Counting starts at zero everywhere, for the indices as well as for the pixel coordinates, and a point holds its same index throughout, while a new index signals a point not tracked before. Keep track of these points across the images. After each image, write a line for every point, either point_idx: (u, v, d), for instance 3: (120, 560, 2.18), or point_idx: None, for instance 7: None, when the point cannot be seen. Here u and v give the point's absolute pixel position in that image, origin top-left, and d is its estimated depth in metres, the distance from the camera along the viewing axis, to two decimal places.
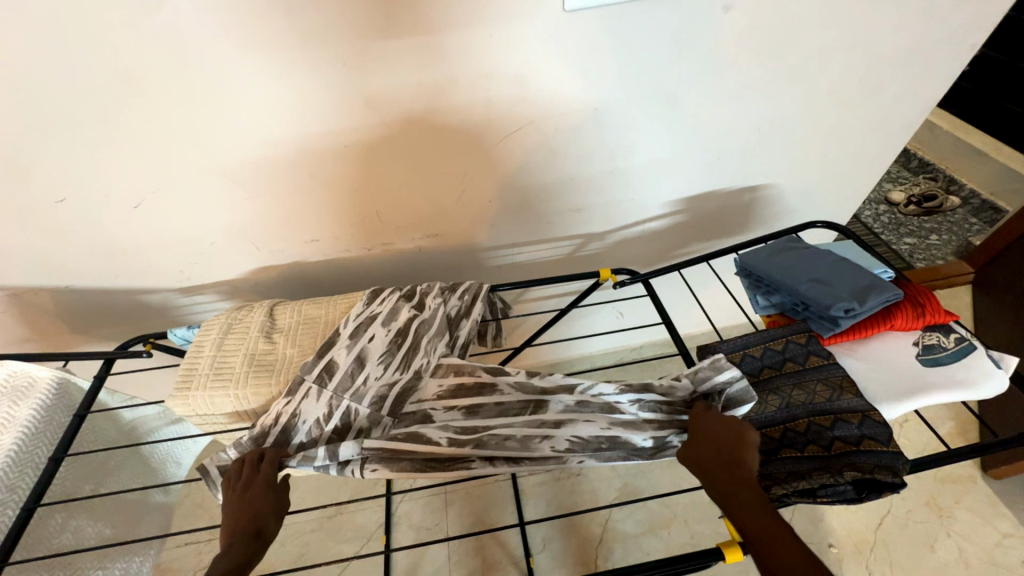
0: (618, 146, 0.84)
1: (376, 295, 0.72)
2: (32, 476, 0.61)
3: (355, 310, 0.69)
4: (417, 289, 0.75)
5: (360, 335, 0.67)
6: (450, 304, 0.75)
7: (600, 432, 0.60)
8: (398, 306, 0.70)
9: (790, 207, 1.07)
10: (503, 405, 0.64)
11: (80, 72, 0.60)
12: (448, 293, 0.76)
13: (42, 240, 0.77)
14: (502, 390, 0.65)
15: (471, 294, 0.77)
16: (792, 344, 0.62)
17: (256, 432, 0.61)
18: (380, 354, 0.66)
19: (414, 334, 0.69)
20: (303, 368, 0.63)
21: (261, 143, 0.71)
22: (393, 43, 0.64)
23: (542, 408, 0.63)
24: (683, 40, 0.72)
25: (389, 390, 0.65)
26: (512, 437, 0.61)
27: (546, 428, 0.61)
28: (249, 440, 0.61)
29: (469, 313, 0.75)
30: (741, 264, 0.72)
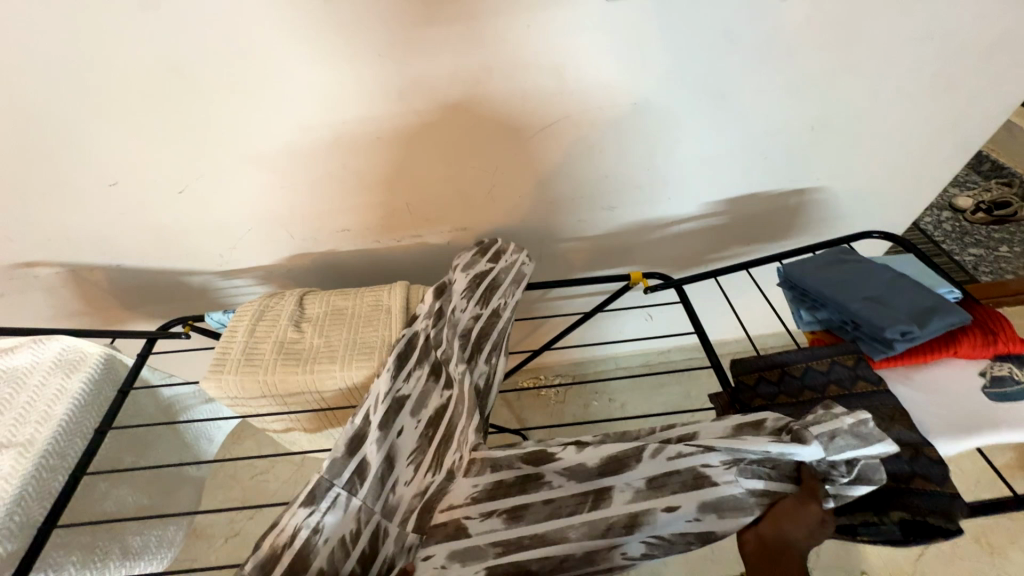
0: (659, 144, 0.81)
1: (405, 355, 0.61)
2: (80, 445, 0.65)
3: (382, 388, 0.58)
4: (439, 357, 0.64)
5: (392, 426, 0.57)
6: (473, 373, 0.69)
7: (683, 531, 0.50)
8: (427, 386, 0.62)
9: (842, 213, 0.99)
10: (553, 503, 0.54)
11: (130, 61, 0.62)
12: (472, 354, 0.69)
13: (96, 221, 0.81)
14: (551, 481, 0.56)
15: (489, 348, 0.71)
16: (838, 366, 0.57)
17: (262, 554, 0.48)
18: (410, 448, 0.58)
19: (444, 420, 0.62)
20: (330, 472, 0.52)
21: (297, 132, 0.72)
22: (431, 34, 0.63)
23: (604, 501, 0.53)
24: (736, 30, 0.67)
25: (418, 495, 0.58)
26: (570, 556, 0.51)
27: (609, 536, 0.51)
28: (254, 567, 0.47)
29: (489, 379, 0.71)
30: (785, 275, 0.67)
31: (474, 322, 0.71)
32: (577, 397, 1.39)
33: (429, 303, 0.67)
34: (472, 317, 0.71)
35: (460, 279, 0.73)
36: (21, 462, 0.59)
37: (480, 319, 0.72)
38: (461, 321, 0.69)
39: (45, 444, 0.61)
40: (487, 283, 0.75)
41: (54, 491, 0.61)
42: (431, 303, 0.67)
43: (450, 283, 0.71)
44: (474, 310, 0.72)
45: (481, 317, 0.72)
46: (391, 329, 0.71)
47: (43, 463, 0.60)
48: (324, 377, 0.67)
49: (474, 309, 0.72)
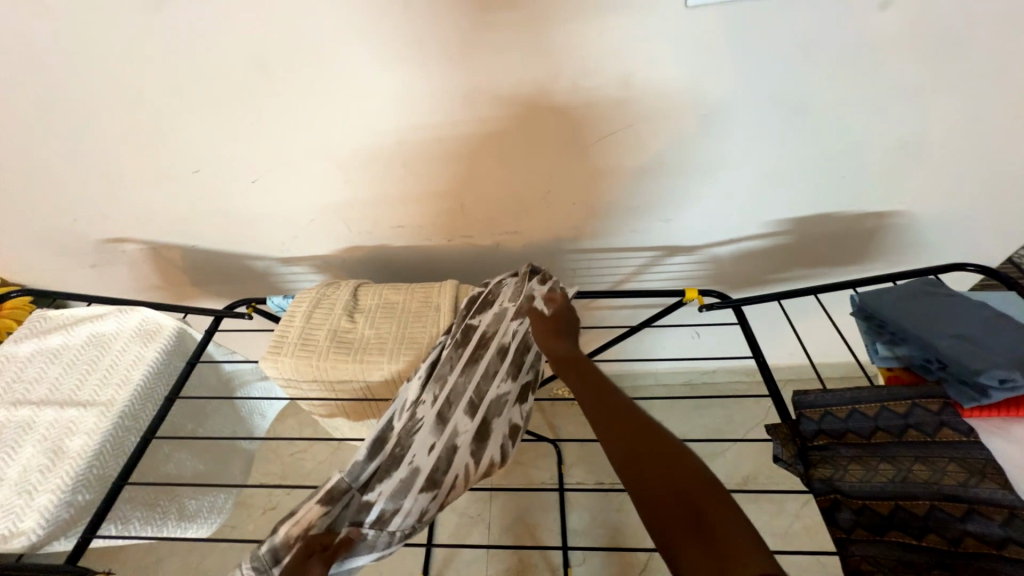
0: (723, 158, 0.77)
1: (433, 363, 0.65)
2: (152, 410, 0.71)
3: (410, 392, 0.63)
4: (479, 365, 0.65)
5: (406, 416, 0.61)
6: (502, 376, 0.65)
7: (496, 324, 0.67)
8: (444, 377, 0.64)
9: (924, 239, 0.91)
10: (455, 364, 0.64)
11: (223, 59, 0.66)
12: (507, 362, 0.66)
13: (179, 204, 0.88)
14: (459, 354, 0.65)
15: (530, 356, 0.68)
16: (919, 409, 0.52)
17: (276, 543, 0.53)
18: (416, 435, 0.61)
19: (456, 412, 0.62)
20: (350, 474, 0.58)
21: (363, 130, 0.75)
22: (500, 38, 0.63)
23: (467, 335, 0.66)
24: (822, 41, 0.62)
25: (415, 476, 0.59)
26: (444, 359, 0.65)
27: (457, 347, 0.65)
28: (268, 553, 0.53)
29: (526, 387, 0.67)
30: (860, 304, 0.62)
31: (517, 333, 0.67)
32: None
33: (473, 316, 0.68)
34: (514, 331, 0.67)
35: (506, 288, 0.71)
36: (103, 420, 0.65)
37: (524, 329, 0.67)
38: (500, 329, 0.67)
39: (123, 405, 0.67)
40: (524, 295, 0.69)
41: (128, 448, 0.67)
42: (469, 316, 0.68)
43: (499, 291, 0.71)
44: (513, 318, 0.68)
45: (523, 326, 0.67)
46: (437, 327, 0.72)
47: (120, 423, 0.66)
48: (374, 368, 0.70)
49: (515, 319, 0.68)
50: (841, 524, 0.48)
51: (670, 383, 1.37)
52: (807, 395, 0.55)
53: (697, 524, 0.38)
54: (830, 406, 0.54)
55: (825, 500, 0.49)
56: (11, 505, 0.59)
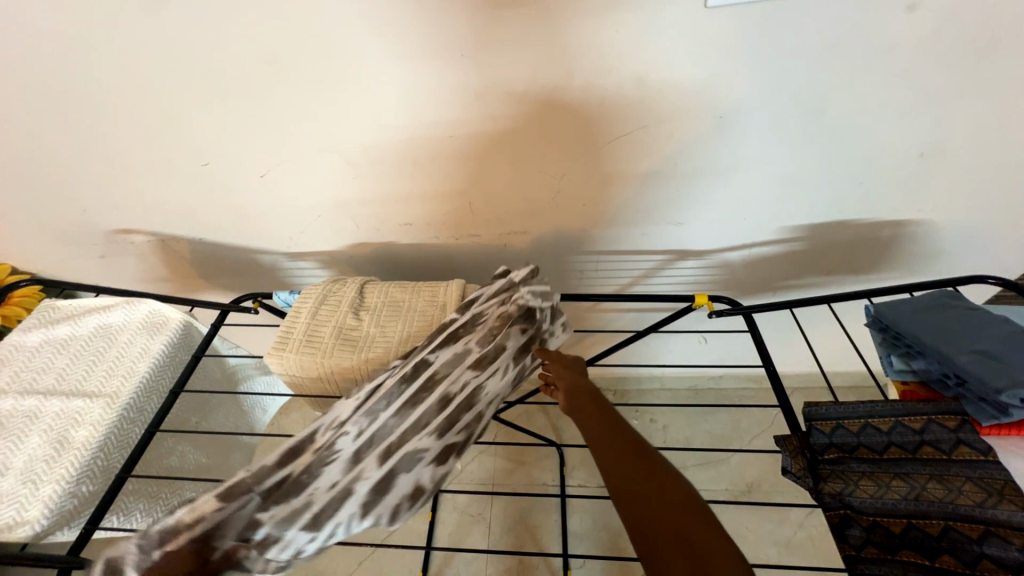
0: (737, 162, 0.76)
1: (372, 393, 0.62)
2: (156, 402, 0.71)
3: (339, 412, 0.61)
4: (416, 411, 0.63)
5: (323, 444, 0.59)
6: (432, 428, 0.64)
7: (450, 367, 0.65)
8: (376, 411, 0.61)
9: (941, 249, 0.89)
10: (396, 400, 0.62)
11: (234, 52, 0.66)
12: (444, 415, 0.64)
13: (186, 196, 0.88)
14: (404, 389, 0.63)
15: (470, 414, 0.66)
16: (935, 425, 0.50)
17: (166, 529, 0.50)
18: (327, 466, 0.59)
19: (372, 453, 0.61)
20: (253, 476, 0.54)
21: (373, 126, 0.74)
22: (514, 35, 0.62)
23: (420, 369, 0.63)
24: (844, 44, 0.61)
25: (305, 510, 0.57)
26: (382, 389, 0.62)
27: (408, 382, 0.63)
28: (156, 537, 0.50)
29: (452, 448, 0.65)
30: (875, 315, 0.61)
31: (466, 385, 0.66)
32: None
33: (432, 351, 0.64)
34: (464, 382, 0.66)
35: (478, 327, 0.68)
36: (108, 412, 0.65)
37: (475, 382, 0.66)
38: (452, 374, 0.65)
39: (128, 397, 0.67)
40: (494, 343, 0.67)
41: (132, 440, 0.67)
42: (427, 349, 0.64)
43: (471, 328, 0.67)
44: (469, 367, 0.66)
45: (475, 378, 0.66)
46: None
47: (125, 416, 0.66)
48: (379, 367, 0.70)
49: (470, 370, 0.66)
50: (850, 540, 0.47)
51: (675, 388, 1.36)
52: (817, 407, 0.54)
53: (685, 546, 0.40)
54: (842, 419, 0.52)
55: (834, 515, 0.49)
56: (15, 494, 0.59)
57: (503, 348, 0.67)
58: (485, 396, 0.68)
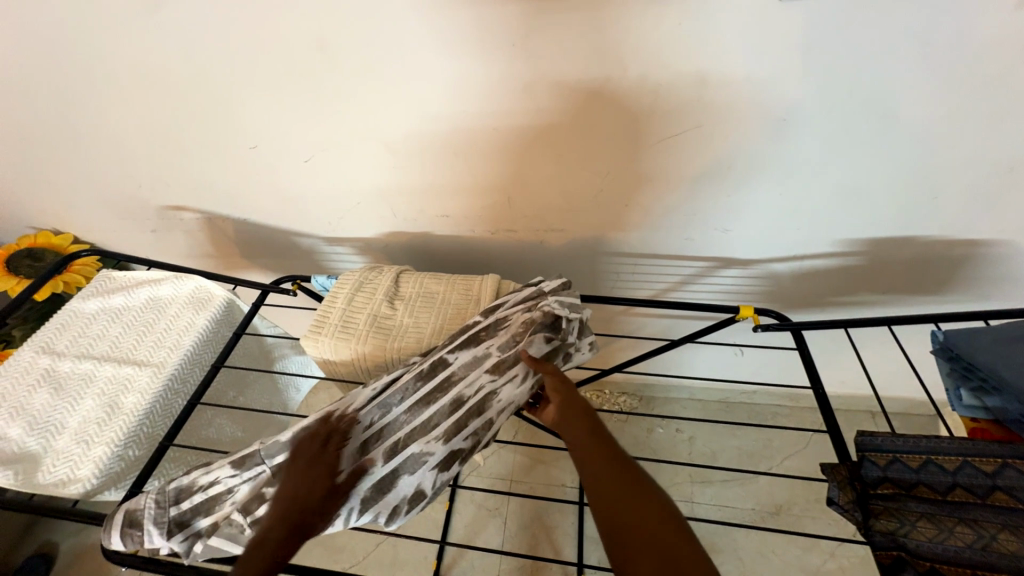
0: (794, 169, 0.72)
1: (389, 387, 0.63)
2: (198, 374, 0.74)
3: (357, 402, 0.63)
4: (426, 411, 0.61)
5: (337, 430, 0.61)
6: (440, 429, 0.60)
7: (465, 369, 0.63)
8: (389, 405, 0.62)
9: (1018, 274, 0.81)
10: (407, 396, 0.62)
11: (287, 38, 0.67)
12: (454, 419, 0.61)
13: (234, 177, 0.90)
14: (417, 387, 0.62)
15: (481, 423, 0.62)
16: (1010, 470, 0.45)
17: (184, 484, 0.59)
18: (336, 452, 0.59)
19: (379, 447, 0.59)
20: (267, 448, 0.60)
21: (416, 115, 0.73)
22: (568, 27, 0.59)
23: (437, 369, 0.63)
24: (930, 45, 0.56)
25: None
26: (396, 384, 0.63)
27: (422, 380, 0.62)
28: (172, 490, 0.59)
29: (459, 456, 0.61)
30: (945, 343, 0.56)
31: (481, 389, 0.62)
32: (639, 420, 1.32)
33: (451, 351, 0.63)
34: (478, 387, 0.62)
35: (500, 331, 0.65)
36: (154, 381, 0.68)
37: (490, 388, 0.62)
38: (467, 377, 0.62)
39: (173, 369, 0.70)
40: (515, 347, 0.63)
41: (175, 410, 0.70)
42: (446, 349, 0.64)
43: (494, 332, 0.65)
44: (486, 370, 0.63)
45: (490, 384, 0.62)
46: None
47: (170, 386, 0.69)
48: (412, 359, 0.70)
49: (487, 374, 0.62)
50: None
51: (704, 398, 1.32)
52: (874, 437, 0.50)
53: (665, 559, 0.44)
54: (902, 453, 0.48)
55: (886, 557, 0.46)
56: (71, 452, 0.63)
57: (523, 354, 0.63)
58: (501, 404, 0.62)
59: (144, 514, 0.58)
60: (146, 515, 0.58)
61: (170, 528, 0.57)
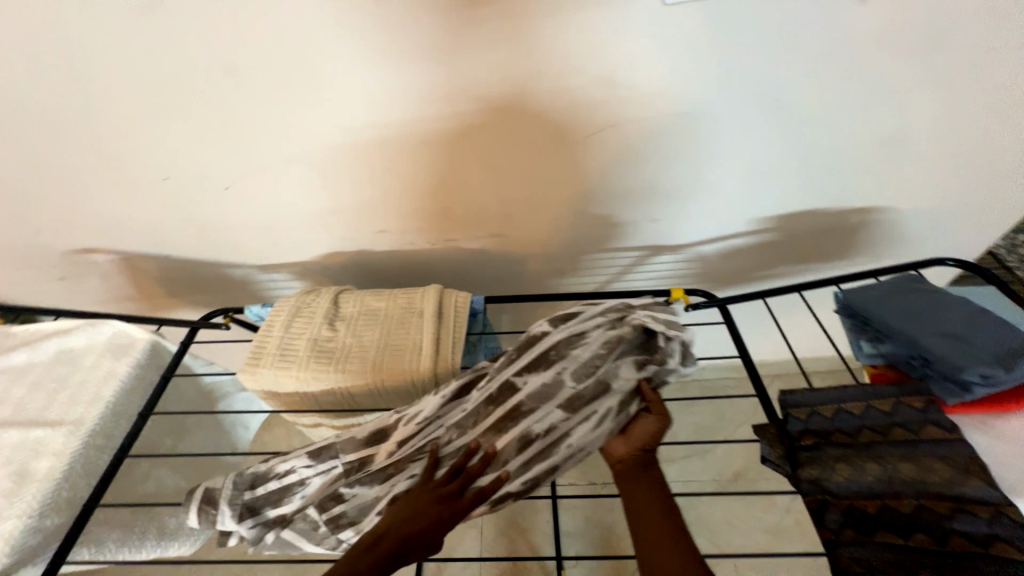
0: (706, 158, 0.77)
1: (458, 404, 0.61)
2: (125, 426, 0.68)
3: (431, 408, 0.61)
4: (492, 442, 0.57)
5: (411, 444, 0.60)
6: (510, 464, 0.57)
7: (540, 396, 0.58)
8: (462, 427, 0.59)
9: (906, 234, 0.92)
10: (477, 420, 0.58)
11: (189, 63, 0.64)
12: (523, 456, 0.57)
13: (148, 212, 0.85)
14: (489, 411, 0.58)
15: (547, 465, 0.57)
16: (904, 407, 0.52)
17: (259, 472, 0.62)
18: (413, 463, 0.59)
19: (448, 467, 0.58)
20: (343, 445, 0.61)
21: (338, 132, 0.72)
22: (479, 37, 0.61)
23: (509, 394, 0.58)
24: (800, 38, 0.62)
25: (383, 502, 0.58)
26: (468, 403, 0.60)
27: (494, 403, 0.58)
28: (248, 477, 0.62)
29: (519, 492, 0.58)
30: (845, 301, 0.62)
31: (552, 426, 0.57)
32: None
33: (520, 375, 0.59)
34: (550, 424, 0.57)
35: (576, 351, 0.59)
36: (72, 440, 0.63)
37: (564, 427, 0.57)
38: (540, 412, 0.57)
39: (93, 424, 0.64)
40: (593, 378, 0.58)
41: (101, 468, 0.65)
42: (514, 372, 0.59)
43: (567, 352, 0.59)
44: (560, 406, 0.57)
45: (565, 423, 0.57)
46: (421, 333, 0.71)
47: (91, 443, 0.63)
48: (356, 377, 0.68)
49: (560, 411, 0.57)
50: (828, 524, 0.47)
51: None
52: (791, 395, 0.56)
53: None
54: (817, 405, 0.54)
55: (811, 499, 0.49)
56: None
57: (605, 387, 0.57)
58: (574, 444, 0.57)
59: (221, 493, 0.61)
60: (221, 496, 0.61)
61: (241, 512, 0.61)
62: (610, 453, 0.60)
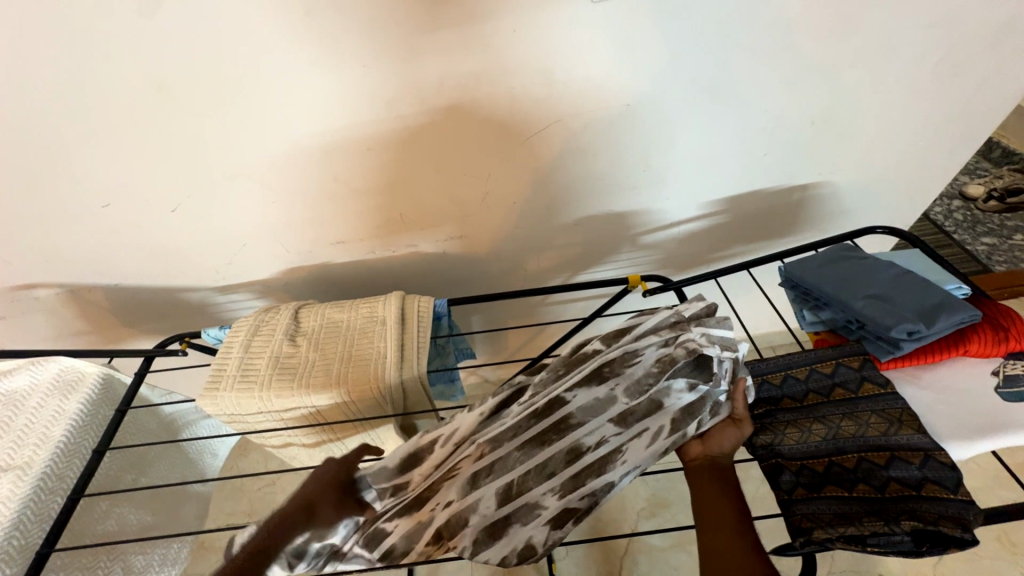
0: (653, 147, 0.80)
1: (498, 419, 0.58)
2: (78, 466, 0.65)
3: (465, 429, 0.58)
4: (538, 456, 0.54)
5: (447, 463, 0.57)
6: (556, 479, 0.53)
7: (592, 408, 0.55)
8: (501, 441, 0.55)
9: (847, 207, 0.97)
10: (516, 432, 0.55)
11: (120, 83, 0.62)
12: (571, 471, 0.53)
13: (90, 241, 0.81)
14: (530, 424, 0.55)
15: (599, 483, 0.53)
16: (843, 367, 0.56)
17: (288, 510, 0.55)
18: (449, 483, 0.56)
19: (491, 487, 0.54)
20: (376, 474, 0.58)
21: (286, 144, 0.72)
22: (419, 39, 0.62)
23: (556, 408, 0.55)
24: (727, 26, 0.65)
25: (427, 529, 0.54)
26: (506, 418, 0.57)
27: (540, 418, 0.55)
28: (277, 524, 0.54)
29: (574, 514, 0.53)
30: (786, 274, 0.66)
31: (603, 440, 0.54)
32: None
33: (570, 389, 0.56)
34: (601, 438, 0.54)
35: (630, 368, 0.56)
36: (19, 486, 0.59)
37: (615, 443, 0.53)
38: (589, 425, 0.54)
39: (43, 466, 0.61)
40: (646, 396, 0.54)
41: (53, 512, 0.61)
42: (564, 387, 0.56)
43: (621, 369, 0.56)
44: (611, 420, 0.54)
45: (616, 438, 0.54)
46: (384, 341, 0.71)
47: (41, 485, 0.60)
48: (321, 391, 0.67)
49: (612, 426, 0.54)
50: (782, 486, 0.50)
51: None
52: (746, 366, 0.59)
53: None
54: (767, 373, 0.58)
55: (766, 464, 0.52)
56: None
57: (657, 404, 0.54)
58: (626, 458, 0.53)
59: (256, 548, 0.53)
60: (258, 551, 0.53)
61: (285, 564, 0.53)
62: (684, 452, 0.54)
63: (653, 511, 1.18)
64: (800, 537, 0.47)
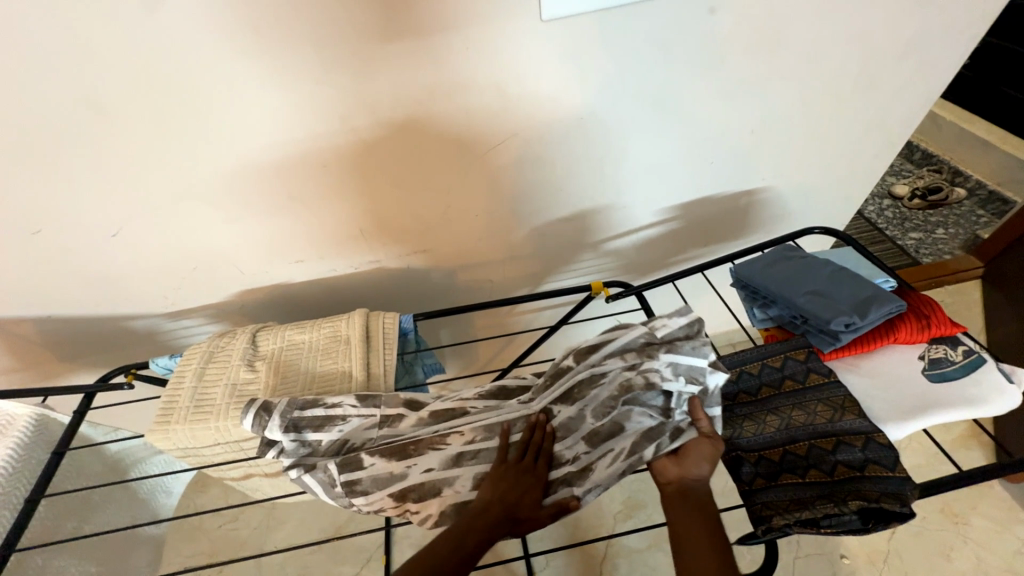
0: (608, 158, 0.83)
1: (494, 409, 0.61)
2: (9, 517, 0.60)
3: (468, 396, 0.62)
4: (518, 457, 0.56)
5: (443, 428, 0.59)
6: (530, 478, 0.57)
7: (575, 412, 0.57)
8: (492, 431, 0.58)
9: (790, 209, 1.04)
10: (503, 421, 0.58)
11: (49, 103, 0.59)
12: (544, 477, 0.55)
13: (21, 271, 0.76)
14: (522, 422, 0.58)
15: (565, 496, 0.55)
16: (791, 361, 0.59)
17: (309, 399, 0.61)
18: (434, 450, 0.57)
19: (470, 468, 0.57)
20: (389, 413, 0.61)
21: (235, 161, 0.69)
22: (372, 57, 0.62)
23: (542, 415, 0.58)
24: (667, 43, 0.70)
25: (396, 481, 0.57)
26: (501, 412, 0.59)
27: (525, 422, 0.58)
28: (293, 408, 0.60)
29: (536, 515, 0.55)
30: (737, 275, 0.69)
31: (576, 457, 0.56)
32: None
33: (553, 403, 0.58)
34: (574, 454, 0.56)
35: (596, 390, 0.56)
36: None
37: (586, 460, 0.55)
38: (568, 439, 0.56)
39: None
40: (609, 418, 0.56)
41: None
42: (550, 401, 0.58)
43: (588, 390, 0.57)
44: (582, 440, 0.56)
45: (588, 456, 0.55)
46: (349, 361, 0.69)
47: None
48: None
49: (584, 443, 0.56)
50: (744, 476, 0.53)
51: None
52: None
53: None
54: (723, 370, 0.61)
55: (730, 457, 0.54)
56: None
57: (619, 428, 0.55)
58: (595, 477, 0.54)
59: (277, 404, 0.60)
60: (277, 404, 0.60)
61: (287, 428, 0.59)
62: (660, 473, 0.54)
63: (629, 513, 1.19)
64: (761, 525, 0.49)
